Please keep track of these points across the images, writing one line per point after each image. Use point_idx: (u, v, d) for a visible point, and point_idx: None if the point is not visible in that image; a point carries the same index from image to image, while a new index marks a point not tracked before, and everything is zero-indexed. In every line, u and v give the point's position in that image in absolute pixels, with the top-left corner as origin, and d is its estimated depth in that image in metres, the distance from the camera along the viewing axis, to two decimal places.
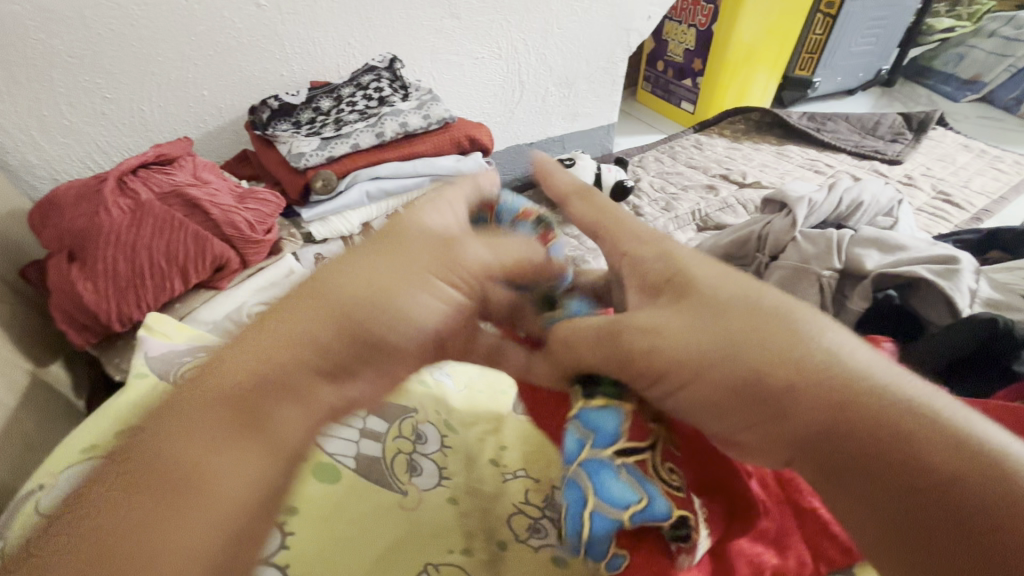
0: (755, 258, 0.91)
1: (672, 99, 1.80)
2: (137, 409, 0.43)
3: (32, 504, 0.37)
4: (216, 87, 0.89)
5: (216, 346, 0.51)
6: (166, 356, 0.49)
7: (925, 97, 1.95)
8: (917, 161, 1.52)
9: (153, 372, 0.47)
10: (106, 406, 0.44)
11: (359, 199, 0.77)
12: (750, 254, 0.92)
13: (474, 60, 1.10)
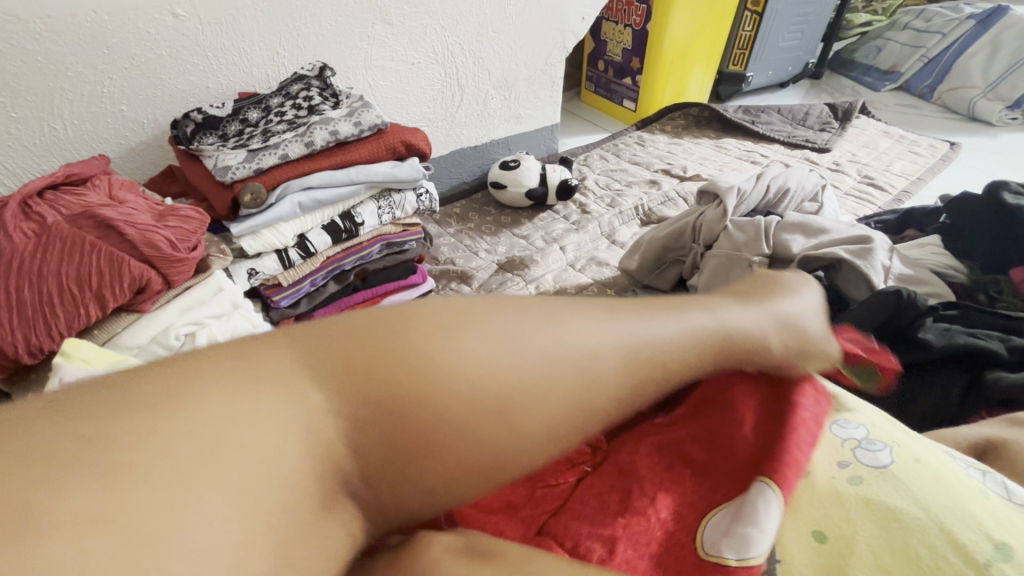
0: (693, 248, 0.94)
1: (614, 97, 1.84)
2: None
3: None
4: (135, 102, 0.85)
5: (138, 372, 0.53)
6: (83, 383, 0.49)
7: (850, 87, 2.06)
8: (843, 148, 1.61)
9: None
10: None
11: (291, 210, 0.75)
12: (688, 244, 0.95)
13: (410, 65, 1.10)
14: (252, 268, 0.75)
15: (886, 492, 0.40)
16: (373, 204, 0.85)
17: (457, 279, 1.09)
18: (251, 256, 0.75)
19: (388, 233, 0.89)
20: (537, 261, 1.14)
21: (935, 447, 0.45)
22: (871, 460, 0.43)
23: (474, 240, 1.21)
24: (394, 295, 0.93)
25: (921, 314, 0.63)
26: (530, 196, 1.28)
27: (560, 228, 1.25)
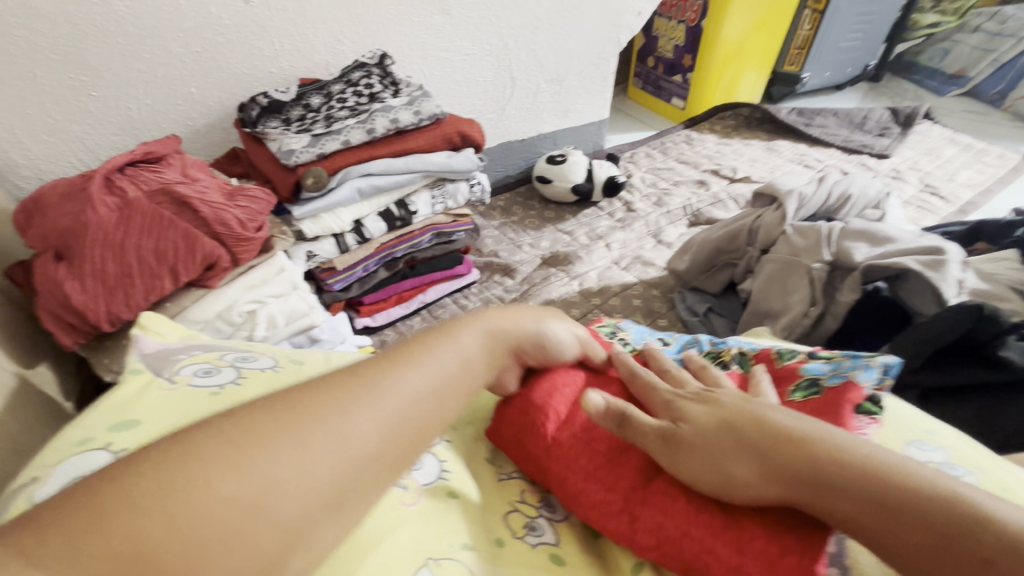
0: (748, 252, 0.92)
1: (662, 95, 1.80)
2: (131, 406, 0.44)
3: (26, 495, 0.38)
4: (204, 85, 0.88)
5: (209, 344, 0.56)
6: (160, 353, 0.53)
7: (912, 92, 1.97)
8: (904, 155, 1.54)
9: (148, 369, 0.50)
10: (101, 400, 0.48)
11: (350, 195, 0.76)
12: (743, 248, 0.93)
13: (464, 56, 1.10)
14: (310, 250, 0.77)
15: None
16: (427, 194, 0.86)
17: (500, 272, 1.10)
18: (310, 239, 0.77)
19: (439, 222, 0.91)
20: (581, 257, 1.13)
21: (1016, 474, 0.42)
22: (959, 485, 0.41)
23: (518, 234, 1.21)
24: (440, 284, 1.00)
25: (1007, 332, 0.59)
26: (576, 191, 1.27)
27: (604, 226, 1.23)
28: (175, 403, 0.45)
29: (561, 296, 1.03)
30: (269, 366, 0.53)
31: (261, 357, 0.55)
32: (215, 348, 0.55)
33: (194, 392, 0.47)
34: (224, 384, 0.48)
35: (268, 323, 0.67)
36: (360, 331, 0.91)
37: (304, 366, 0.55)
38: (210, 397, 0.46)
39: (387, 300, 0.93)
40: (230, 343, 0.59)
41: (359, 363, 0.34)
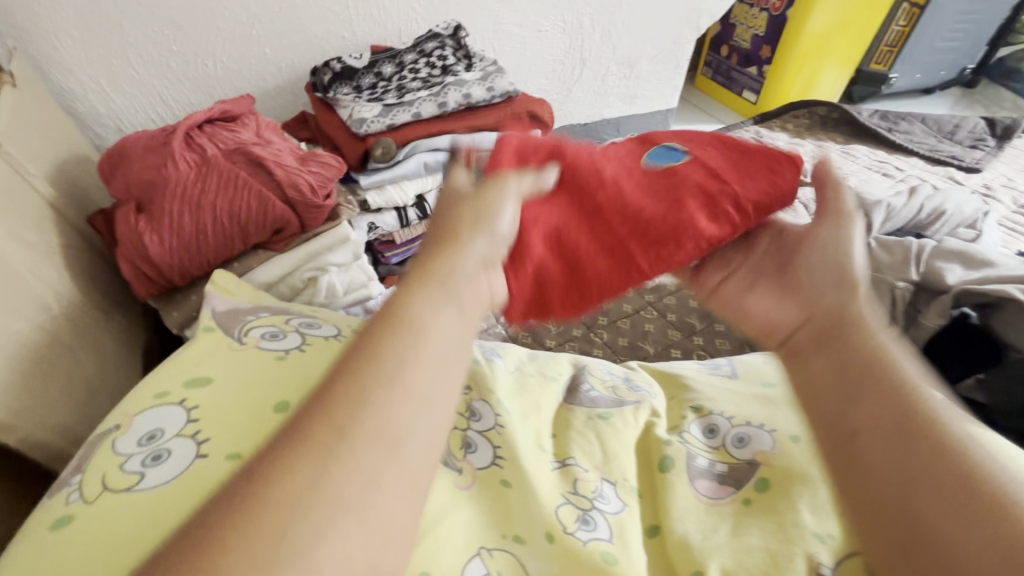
0: None
1: (733, 87, 1.71)
2: (202, 364, 0.47)
3: (110, 440, 0.42)
4: (278, 46, 0.88)
5: (275, 305, 0.57)
6: (230, 312, 0.55)
7: (1011, 102, 1.81)
8: (998, 171, 1.42)
9: (220, 327, 0.51)
10: (175, 354, 0.50)
11: (416, 169, 0.75)
12: None
13: (537, 33, 1.06)
14: (372, 222, 0.76)
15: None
16: None
17: None
18: (373, 210, 0.76)
19: None
20: None
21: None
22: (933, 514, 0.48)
23: None
24: None
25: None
26: None
27: None
28: (243, 364, 0.47)
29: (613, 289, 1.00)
30: (332, 335, 0.54)
31: (325, 325, 0.55)
32: (280, 311, 0.56)
33: (261, 354, 0.48)
34: (290, 349, 0.49)
35: (328, 291, 0.68)
36: None
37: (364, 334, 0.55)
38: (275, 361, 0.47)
39: None
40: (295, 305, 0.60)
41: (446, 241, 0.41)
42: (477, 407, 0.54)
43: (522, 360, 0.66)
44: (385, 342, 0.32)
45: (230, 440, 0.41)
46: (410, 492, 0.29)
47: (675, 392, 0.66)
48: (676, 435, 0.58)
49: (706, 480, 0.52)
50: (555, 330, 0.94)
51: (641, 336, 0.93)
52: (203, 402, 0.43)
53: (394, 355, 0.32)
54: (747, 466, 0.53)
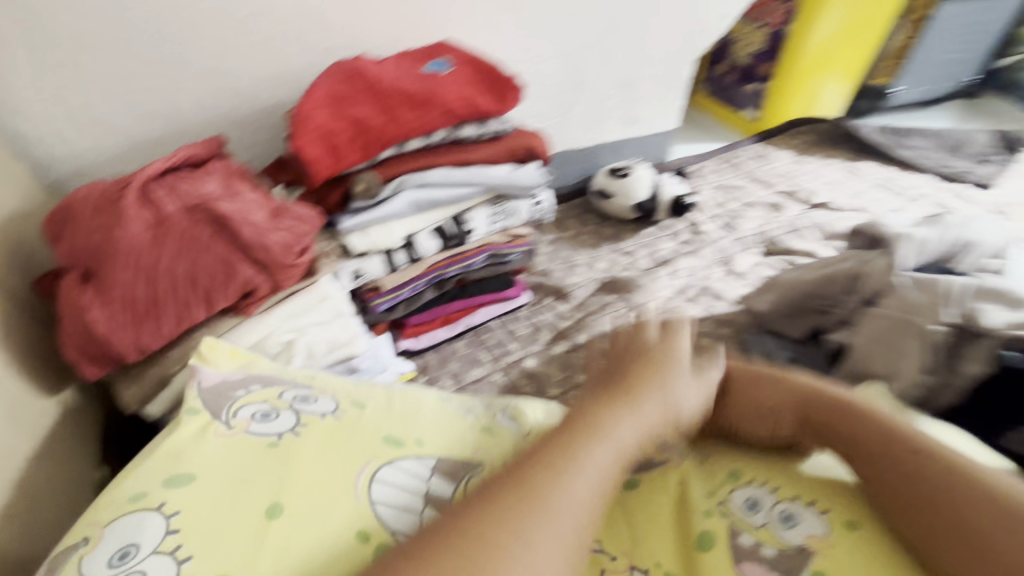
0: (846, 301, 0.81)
1: (732, 103, 1.65)
2: (186, 454, 0.43)
3: (76, 559, 0.37)
4: (254, 79, 0.82)
5: (269, 375, 0.51)
6: (217, 387, 0.49)
7: (1013, 113, 1.79)
8: (1009, 187, 1.37)
9: (205, 410, 0.46)
10: (155, 444, 0.45)
11: (403, 209, 0.68)
12: (840, 295, 0.82)
13: (530, 58, 1.01)
14: (357, 268, 0.69)
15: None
16: (486, 210, 0.77)
17: (553, 294, 1.01)
18: (357, 256, 0.69)
19: (495, 243, 0.82)
20: (642, 284, 1.04)
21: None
22: None
23: (573, 251, 1.12)
24: (488, 307, 0.93)
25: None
26: (638, 209, 1.17)
27: (667, 248, 1.14)
28: (233, 456, 0.43)
29: (618, 327, 0.94)
30: (329, 411, 0.48)
31: (323, 398, 0.49)
32: (274, 382, 0.51)
33: (251, 442, 0.44)
34: (281, 433, 0.45)
35: (307, 354, 0.60)
36: (401, 354, 0.85)
37: (366, 410, 0.49)
38: (267, 451, 0.43)
39: (432, 322, 0.87)
40: (290, 370, 0.54)
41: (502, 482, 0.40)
42: None
43: (536, 417, 0.54)
44: (569, 446, 0.43)
45: (218, 554, 0.37)
46: (545, 545, 0.37)
47: (707, 445, 0.58)
48: (715, 504, 0.49)
49: (756, 565, 0.44)
50: (559, 376, 0.86)
51: None
52: (187, 505, 0.39)
53: (536, 508, 0.38)
54: (800, 550, 0.44)
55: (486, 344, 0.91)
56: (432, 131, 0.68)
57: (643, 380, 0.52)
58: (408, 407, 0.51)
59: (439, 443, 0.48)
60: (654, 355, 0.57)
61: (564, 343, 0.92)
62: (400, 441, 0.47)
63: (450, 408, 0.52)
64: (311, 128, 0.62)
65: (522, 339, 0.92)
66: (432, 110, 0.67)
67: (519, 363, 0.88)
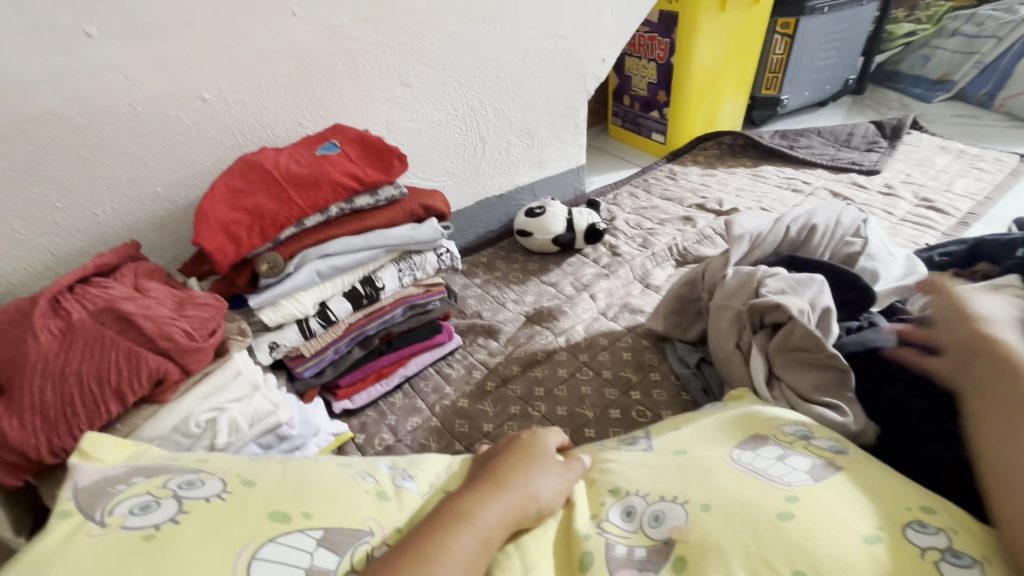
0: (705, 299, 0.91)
1: (642, 131, 1.79)
2: (51, 561, 0.42)
3: None
4: (168, 182, 0.89)
5: (154, 466, 0.53)
6: (97, 486, 0.50)
7: (896, 101, 1.95)
8: (896, 169, 1.50)
9: (79, 509, 0.47)
10: (25, 552, 0.44)
11: (308, 279, 0.74)
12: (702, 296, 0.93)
13: (430, 124, 1.11)
14: (273, 341, 0.75)
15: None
16: (393, 268, 0.84)
17: (484, 334, 1.07)
18: (272, 329, 0.75)
19: (410, 295, 0.88)
20: (566, 311, 1.10)
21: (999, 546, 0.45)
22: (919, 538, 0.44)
23: (502, 290, 1.19)
24: (420, 355, 0.97)
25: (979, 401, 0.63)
26: (557, 242, 1.26)
27: (589, 274, 1.21)
28: (105, 552, 0.43)
29: (546, 355, 1.00)
30: (214, 493, 0.51)
31: (210, 481, 0.52)
32: (160, 472, 0.53)
33: (126, 536, 0.44)
34: (160, 523, 0.46)
35: (231, 429, 0.65)
36: (338, 415, 0.89)
37: (257, 488, 0.52)
38: (143, 543, 0.44)
39: (364, 379, 0.91)
40: (180, 459, 0.57)
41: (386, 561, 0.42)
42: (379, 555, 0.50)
43: (436, 476, 0.65)
44: (434, 535, 0.45)
45: None
46: None
47: (595, 474, 0.60)
48: (594, 525, 0.53)
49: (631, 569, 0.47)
50: (492, 411, 0.91)
51: (578, 402, 0.91)
52: None
53: None
54: (664, 546, 0.48)
55: (421, 392, 0.95)
56: (326, 206, 0.76)
57: (508, 474, 0.53)
58: (300, 480, 0.55)
59: (328, 514, 0.51)
60: (523, 449, 0.58)
61: (496, 379, 0.97)
62: (287, 514, 0.50)
63: (345, 478, 0.58)
64: (211, 222, 0.69)
65: (457, 382, 0.97)
66: (324, 191, 0.75)
67: (454, 404, 0.93)
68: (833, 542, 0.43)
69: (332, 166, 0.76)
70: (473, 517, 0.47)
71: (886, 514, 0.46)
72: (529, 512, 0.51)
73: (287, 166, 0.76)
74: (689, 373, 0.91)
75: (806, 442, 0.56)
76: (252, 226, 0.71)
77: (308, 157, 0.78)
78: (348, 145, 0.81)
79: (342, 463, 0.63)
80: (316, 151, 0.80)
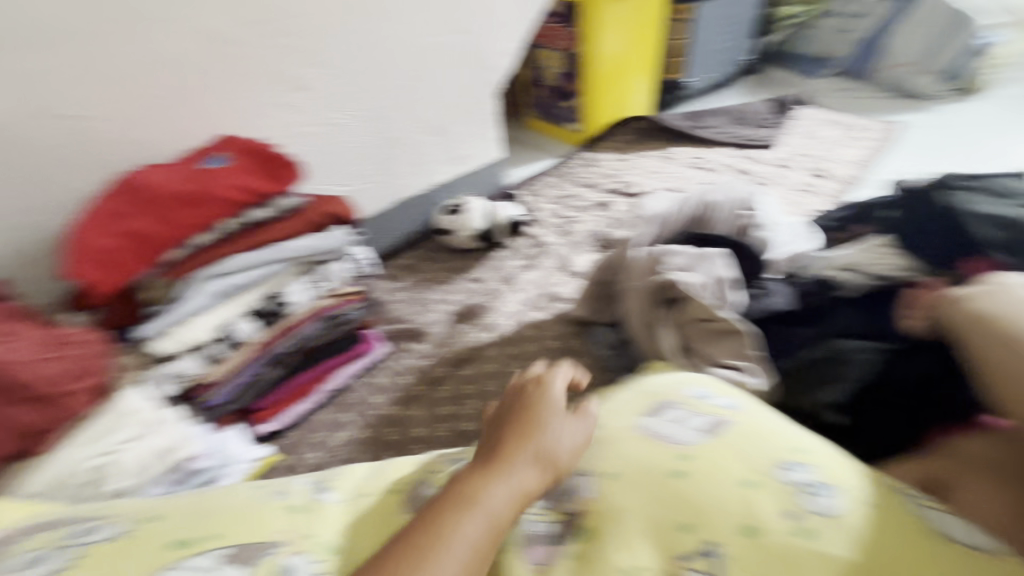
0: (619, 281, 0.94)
1: (557, 121, 1.82)
2: None
3: None
4: (37, 211, 0.81)
5: (44, 519, 0.51)
6: None
7: (789, 78, 2.09)
8: (789, 142, 1.61)
9: None
10: None
11: (201, 302, 0.70)
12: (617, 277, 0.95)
13: (335, 127, 1.07)
14: (172, 369, 0.70)
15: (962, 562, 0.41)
16: (300, 281, 0.80)
17: (410, 337, 1.05)
18: (168, 358, 0.70)
19: (323, 307, 0.84)
20: (492, 306, 1.11)
21: (873, 479, 0.50)
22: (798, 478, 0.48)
23: (427, 291, 1.17)
24: (343, 367, 0.95)
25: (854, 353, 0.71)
26: (479, 237, 1.25)
27: (514, 266, 1.22)
28: None
29: (474, 352, 1.00)
30: (109, 534, 0.48)
31: (106, 524, 0.50)
32: (50, 523, 0.50)
33: None
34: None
35: (125, 471, 0.60)
36: (259, 439, 0.85)
37: (156, 522, 0.50)
38: None
39: (285, 399, 0.87)
40: (77, 508, 0.53)
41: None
42: (293, 562, 0.49)
43: (359, 483, 0.62)
44: (412, 548, 0.42)
45: None
46: None
47: None
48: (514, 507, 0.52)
49: (541, 544, 0.48)
50: (422, 416, 0.90)
51: None
52: None
53: None
54: (575, 519, 0.49)
55: (348, 404, 0.92)
56: (214, 224, 0.72)
57: (502, 459, 0.49)
58: (207, 505, 0.53)
59: (239, 532, 0.50)
60: (528, 411, 0.53)
61: (425, 382, 0.96)
62: (189, 541, 0.48)
63: (256, 497, 0.55)
64: (83, 251, 0.64)
65: (385, 390, 0.95)
66: (211, 210, 0.71)
67: (382, 413, 0.91)
68: (717, 495, 0.47)
69: (219, 181, 0.73)
70: (458, 524, 0.43)
71: (766, 456, 0.50)
72: (536, 484, 0.48)
73: (167, 182, 0.71)
74: (610, 353, 0.94)
75: (705, 402, 0.57)
76: (132, 252, 0.67)
77: (193, 171, 0.73)
78: (237, 156, 0.77)
79: (257, 484, 0.59)
80: (202, 164, 0.75)
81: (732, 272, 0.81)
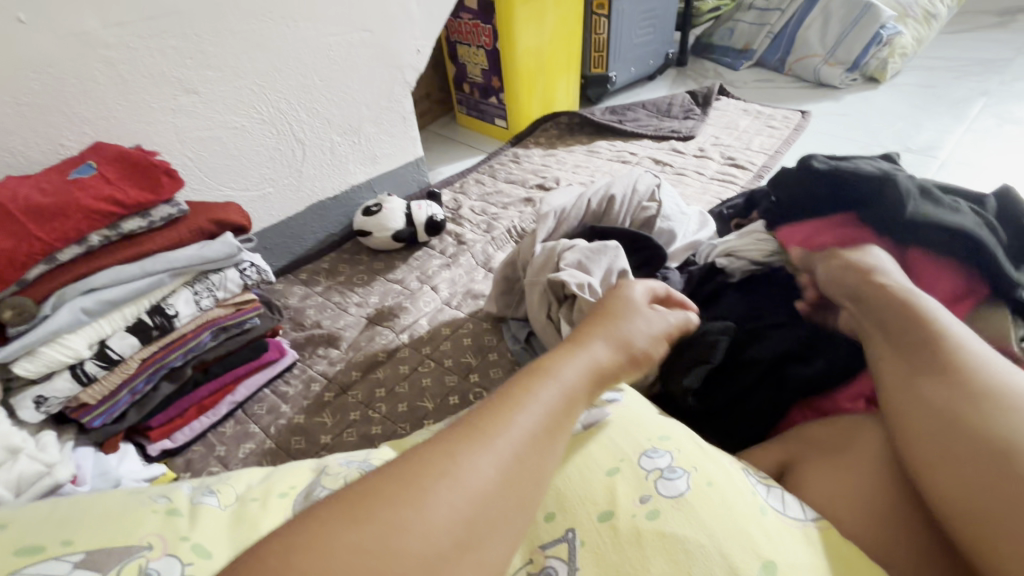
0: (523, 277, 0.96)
1: (486, 118, 1.82)
2: None
3: None
4: None
5: None
6: None
7: (712, 70, 2.16)
8: (707, 133, 1.67)
9: None
10: None
11: (72, 319, 0.66)
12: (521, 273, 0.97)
13: (233, 130, 1.04)
14: (40, 395, 0.66)
15: (798, 538, 0.42)
16: (188, 291, 0.78)
17: (324, 343, 1.03)
18: (38, 381, 0.66)
19: (216, 317, 0.82)
20: (408, 307, 1.10)
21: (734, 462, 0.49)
22: (655, 461, 0.48)
23: (344, 295, 1.15)
24: (250, 378, 0.92)
25: (717, 336, 0.70)
26: (398, 238, 1.24)
27: (434, 266, 1.22)
28: None
29: (388, 354, 1.00)
30: None
31: None
32: None
33: None
34: None
35: None
36: (155, 458, 0.82)
37: (10, 530, 0.48)
38: None
39: (184, 415, 0.85)
40: None
41: (372, 481, 0.34)
42: (155, 567, 0.47)
43: (247, 487, 0.62)
44: (459, 440, 0.37)
45: None
46: (426, 540, 0.32)
47: None
48: None
49: None
50: (331, 422, 0.89)
51: (419, 395, 0.92)
52: None
53: (386, 508, 0.32)
54: None
55: (255, 416, 0.90)
56: (84, 237, 0.69)
57: (601, 339, 0.48)
58: (69, 514, 0.51)
59: (94, 539, 0.48)
60: (602, 309, 0.53)
61: (336, 387, 0.95)
62: (39, 548, 0.46)
63: (135, 502, 0.55)
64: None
65: (295, 398, 0.93)
66: (78, 221, 0.67)
67: (290, 422, 0.89)
68: (580, 482, 0.48)
69: (85, 190, 0.69)
70: (553, 375, 0.43)
71: (631, 444, 0.51)
72: (613, 364, 0.47)
73: (23, 194, 0.66)
74: (520, 348, 0.95)
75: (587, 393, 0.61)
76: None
77: (55, 182, 0.69)
78: (106, 164, 0.73)
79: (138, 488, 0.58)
80: (67, 175, 0.71)
81: (626, 263, 0.84)
